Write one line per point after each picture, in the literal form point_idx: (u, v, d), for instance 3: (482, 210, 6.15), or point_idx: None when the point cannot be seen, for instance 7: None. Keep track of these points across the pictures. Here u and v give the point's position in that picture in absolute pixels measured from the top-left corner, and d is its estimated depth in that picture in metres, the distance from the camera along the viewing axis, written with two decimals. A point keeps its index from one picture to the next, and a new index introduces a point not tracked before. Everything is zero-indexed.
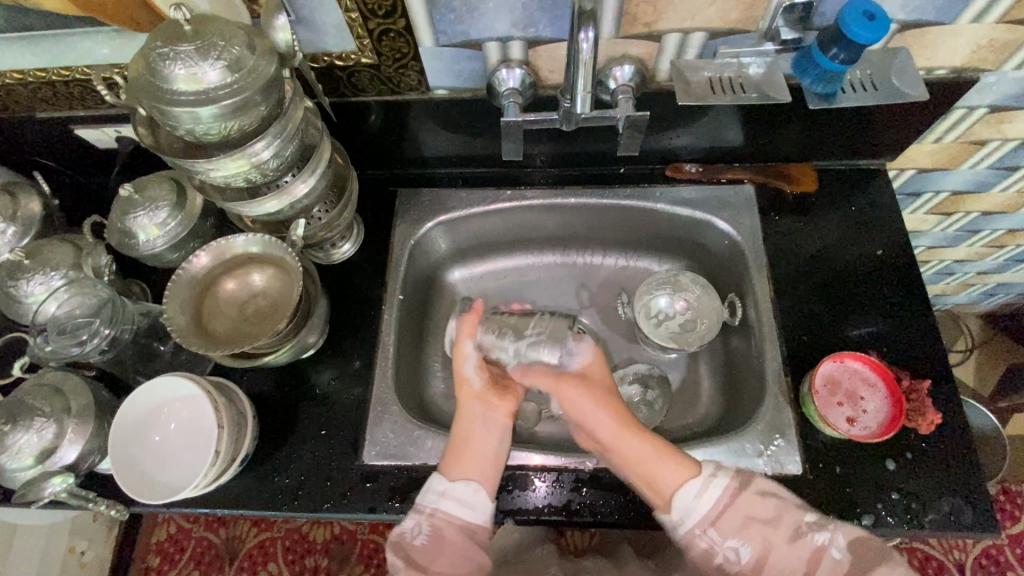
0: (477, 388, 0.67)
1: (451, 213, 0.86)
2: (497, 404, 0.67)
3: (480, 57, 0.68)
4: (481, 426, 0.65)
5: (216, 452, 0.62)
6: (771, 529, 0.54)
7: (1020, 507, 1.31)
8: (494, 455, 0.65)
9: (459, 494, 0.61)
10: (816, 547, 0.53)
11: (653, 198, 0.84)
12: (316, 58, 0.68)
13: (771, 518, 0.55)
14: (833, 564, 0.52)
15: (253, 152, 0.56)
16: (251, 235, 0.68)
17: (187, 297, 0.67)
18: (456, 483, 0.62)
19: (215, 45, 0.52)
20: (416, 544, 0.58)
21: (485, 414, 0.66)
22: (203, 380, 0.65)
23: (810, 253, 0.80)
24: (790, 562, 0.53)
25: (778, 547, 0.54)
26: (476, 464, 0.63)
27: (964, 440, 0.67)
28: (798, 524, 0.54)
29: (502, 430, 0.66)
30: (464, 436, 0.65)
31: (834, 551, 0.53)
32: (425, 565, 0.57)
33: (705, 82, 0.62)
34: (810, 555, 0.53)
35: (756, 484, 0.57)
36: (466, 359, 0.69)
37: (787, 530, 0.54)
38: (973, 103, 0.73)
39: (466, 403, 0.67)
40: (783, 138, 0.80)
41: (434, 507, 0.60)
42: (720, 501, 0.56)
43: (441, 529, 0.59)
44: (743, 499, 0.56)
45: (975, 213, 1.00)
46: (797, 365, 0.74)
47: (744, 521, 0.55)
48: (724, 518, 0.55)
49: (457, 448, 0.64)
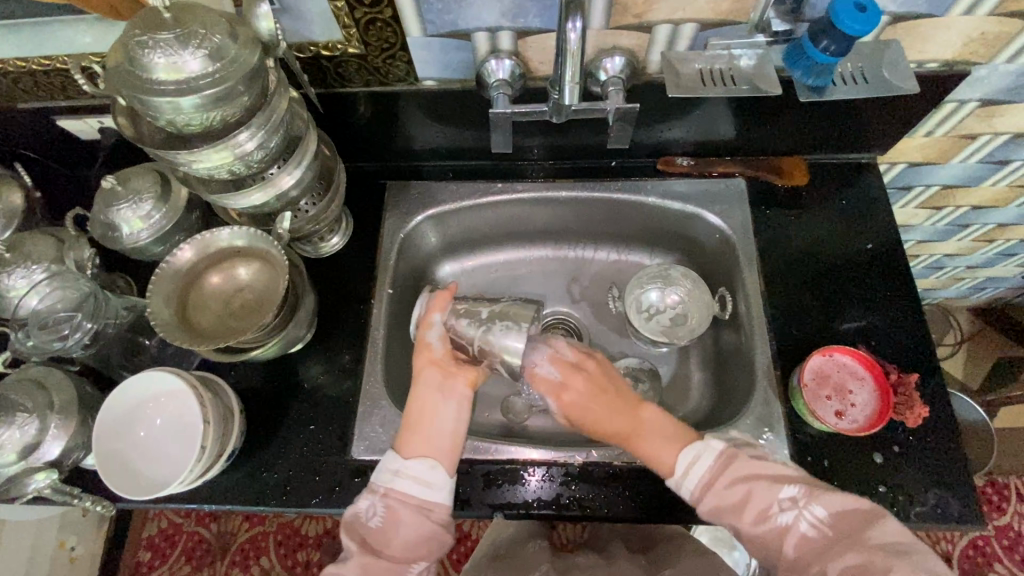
0: (436, 357, 0.65)
1: (441, 207, 0.86)
2: (455, 374, 0.65)
3: (469, 48, 0.67)
4: (437, 401, 0.63)
5: (202, 447, 0.61)
6: (735, 514, 0.55)
7: (1006, 499, 1.33)
8: (452, 429, 0.62)
9: (414, 472, 0.60)
10: (781, 526, 0.53)
11: (645, 191, 0.84)
12: (301, 47, 0.67)
13: (741, 501, 0.55)
14: (800, 540, 0.52)
15: (237, 143, 0.55)
16: (236, 228, 0.67)
17: (172, 290, 0.66)
18: (411, 461, 0.60)
19: (196, 34, 0.51)
20: (372, 526, 0.57)
21: (444, 385, 0.64)
22: (189, 375, 0.64)
23: (800, 247, 0.80)
24: (759, 538, 0.54)
25: (749, 521, 0.54)
26: (431, 441, 0.61)
27: (951, 433, 0.68)
28: (765, 506, 0.54)
29: (460, 403, 0.63)
30: (419, 409, 0.63)
31: (802, 528, 0.52)
32: (380, 548, 0.57)
33: (697, 74, 0.62)
34: (774, 532, 0.53)
35: (736, 467, 0.57)
36: (431, 329, 0.66)
37: (752, 513, 0.54)
38: (965, 96, 0.73)
39: (424, 371, 0.65)
40: (775, 131, 0.79)
41: (388, 487, 0.59)
42: (704, 476, 0.57)
43: (396, 508, 0.58)
44: (718, 484, 0.56)
45: (966, 207, 1.00)
46: (786, 359, 0.74)
47: (717, 503, 0.56)
48: (713, 491, 0.56)
49: (413, 423, 0.62)
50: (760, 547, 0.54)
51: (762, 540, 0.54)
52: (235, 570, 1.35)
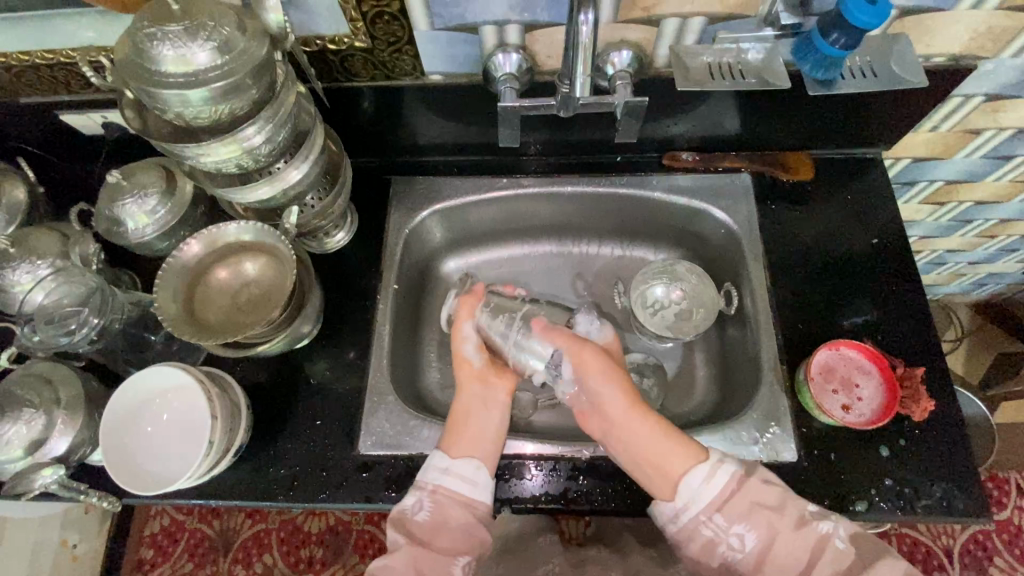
0: (476, 368, 0.70)
1: (446, 203, 0.86)
2: (495, 381, 0.69)
3: (476, 42, 0.66)
4: (481, 406, 0.67)
5: (210, 443, 0.61)
6: (776, 515, 0.55)
7: (1007, 493, 1.34)
8: (495, 431, 0.66)
9: (461, 472, 0.62)
10: (820, 535, 0.54)
11: (650, 186, 0.84)
12: (307, 41, 0.66)
13: (776, 508, 0.55)
14: (838, 552, 0.53)
15: (245, 137, 0.55)
16: (243, 223, 0.67)
17: (178, 285, 0.65)
18: (458, 462, 0.63)
19: (204, 25, 0.51)
20: (418, 520, 0.59)
21: (486, 392, 0.68)
22: (196, 370, 0.64)
23: (805, 242, 0.80)
24: (795, 551, 0.53)
25: (782, 532, 0.54)
26: (477, 443, 0.65)
27: (956, 426, 0.68)
28: (801, 513, 0.55)
29: (502, 409, 0.68)
30: (463, 414, 0.66)
31: (839, 540, 0.53)
32: (426, 541, 0.58)
33: (705, 67, 0.62)
34: (814, 544, 0.53)
35: (760, 474, 0.58)
36: (466, 340, 0.70)
37: (790, 519, 0.54)
38: (970, 91, 0.73)
39: (466, 382, 0.69)
40: (782, 126, 0.79)
41: (436, 485, 0.61)
42: (728, 483, 0.57)
43: (444, 505, 0.60)
44: (747, 488, 0.56)
45: (968, 203, 1.00)
46: (792, 354, 0.74)
47: (746, 507, 0.55)
48: (730, 503, 0.56)
49: (458, 426, 0.66)
50: (790, 559, 0.53)
51: (799, 547, 0.53)
52: (238, 567, 1.35)
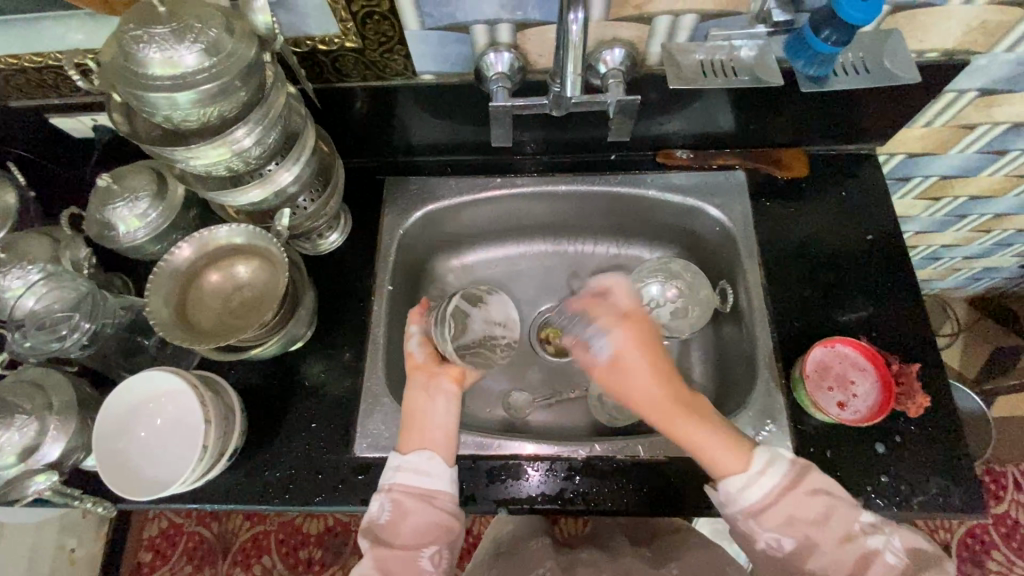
0: (420, 362, 0.70)
1: (440, 203, 0.85)
2: (439, 373, 0.68)
3: (468, 41, 0.66)
4: (425, 399, 0.66)
5: (203, 447, 0.61)
6: (819, 527, 0.52)
7: (1004, 487, 1.34)
8: (446, 422, 0.65)
9: (415, 466, 0.61)
10: (869, 549, 0.52)
11: (645, 184, 0.84)
12: (298, 41, 0.66)
13: (822, 517, 0.53)
14: (886, 568, 0.51)
15: (235, 139, 0.55)
16: (234, 226, 0.66)
17: (170, 289, 0.65)
18: (410, 455, 0.62)
19: (191, 28, 0.50)
20: (382, 521, 0.58)
21: (431, 386, 0.67)
22: (189, 374, 0.64)
23: (800, 239, 0.80)
24: (835, 560, 0.52)
25: (824, 543, 0.52)
26: (428, 435, 0.64)
27: (951, 422, 0.68)
28: (850, 526, 0.52)
29: (448, 398, 0.67)
30: (411, 410, 0.66)
31: (890, 555, 0.51)
32: (390, 541, 0.57)
33: (697, 65, 0.61)
34: (861, 557, 0.51)
35: (812, 479, 0.55)
36: (410, 339, 0.72)
37: (834, 532, 0.52)
38: (964, 86, 0.73)
39: (412, 380, 0.69)
40: (776, 122, 0.79)
41: (392, 482, 0.60)
42: (773, 490, 0.54)
43: (402, 501, 0.58)
44: (794, 497, 0.53)
45: (964, 198, 1.00)
46: (788, 351, 0.74)
47: (790, 514, 0.53)
48: (771, 511, 0.53)
49: (407, 422, 0.65)
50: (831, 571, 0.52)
51: (838, 559, 0.52)
52: (237, 570, 1.35)
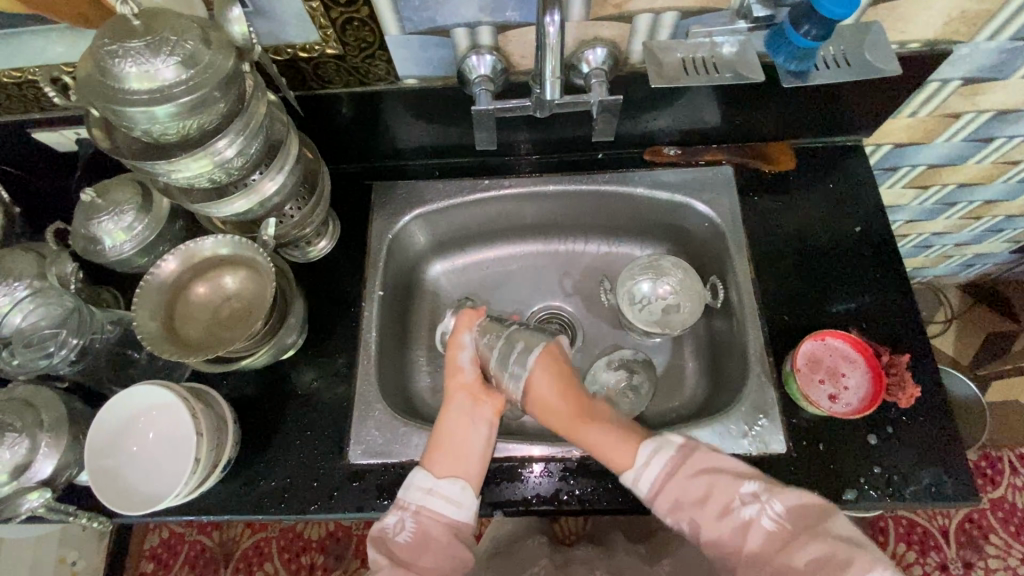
0: (467, 383, 0.68)
1: (429, 207, 0.85)
2: (485, 400, 0.68)
3: (449, 45, 0.66)
4: (468, 424, 0.66)
5: (196, 459, 0.61)
6: (696, 508, 0.56)
7: (1001, 472, 1.35)
8: (481, 450, 0.65)
9: (446, 492, 0.62)
10: (744, 520, 0.54)
11: (633, 181, 0.84)
12: (278, 49, 0.66)
13: (702, 495, 0.56)
14: (762, 535, 0.52)
15: (217, 150, 0.54)
16: (220, 237, 0.66)
17: (158, 303, 0.64)
18: (443, 481, 0.62)
19: (167, 40, 0.50)
20: (399, 541, 0.59)
21: (473, 412, 0.67)
22: (179, 388, 0.63)
23: (789, 232, 0.80)
24: (721, 536, 0.54)
25: (707, 516, 0.55)
26: (461, 461, 0.64)
27: (942, 412, 0.68)
28: (728, 499, 0.55)
29: (489, 427, 0.67)
30: (448, 431, 0.65)
31: (763, 522, 0.53)
32: (409, 562, 0.58)
33: (679, 63, 0.61)
34: (736, 528, 0.54)
35: (693, 461, 0.58)
36: (462, 351, 0.69)
37: (714, 507, 0.55)
38: (948, 76, 0.73)
39: (456, 396, 0.67)
40: (761, 117, 0.79)
41: (420, 505, 0.61)
42: (660, 476, 0.59)
43: (426, 526, 0.60)
44: (675, 479, 0.58)
45: (952, 185, 1.00)
46: (779, 345, 0.74)
47: (676, 497, 0.57)
48: (664, 491, 0.58)
49: (443, 444, 0.65)
50: (719, 542, 0.54)
51: (725, 534, 0.54)
52: None
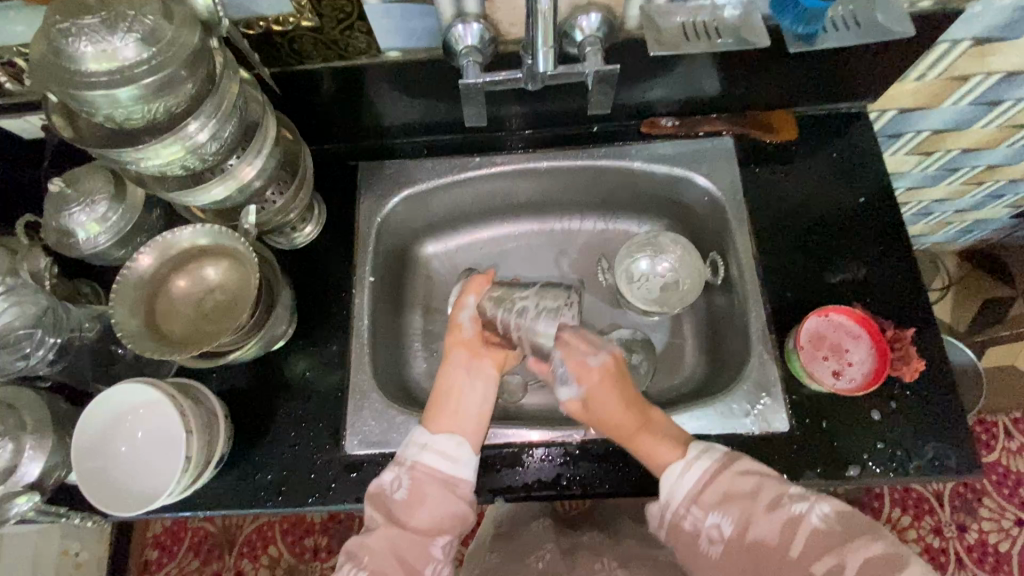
0: (466, 338, 0.68)
1: (419, 186, 0.83)
2: (484, 354, 0.68)
3: (433, 13, 0.61)
4: (467, 378, 0.66)
5: (187, 457, 0.59)
6: (749, 501, 0.52)
7: (995, 436, 1.37)
8: (478, 411, 0.65)
9: (441, 447, 0.61)
10: (794, 516, 0.50)
11: (630, 155, 0.81)
12: (250, 23, 0.61)
13: (751, 490, 0.53)
14: (812, 534, 0.49)
15: (188, 134, 0.51)
16: (197, 226, 0.62)
17: (136, 298, 0.60)
18: (438, 437, 0.62)
19: (123, 16, 0.45)
20: (397, 498, 0.59)
21: (473, 365, 0.67)
22: (165, 385, 0.61)
23: (791, 205, 0.78)
24: (766, 536, 0.50)
25: (758, 516, 0.51)
26: (459, 416, 0.64)
27: (946, 385, 0.67)
28: (775, 495, 0.52)
29: (488, 384, 0.67)
30: (449, 386, 0.66)
31: (815, 519, 0.50)
32: (405, 520, 0.57)
33: (679, 28, 0.57)
34: (787, 523, 0.50)
35: (741, 462, 0.55)
36: (465, 313, 0.70)
37: (762, 502, 0.52)
38: (959, 36, 0.69)
39: (455, 354, 0.68)
40: (763, 85, 0.76)
41: (416, 459, 0.61)
42: (704, 475, 0.55)
43: (421, 483, 0.59)
44: (722, 477, 0.54)
45: (955, 151, 0.98)
46: (782, 321, 0.72)
47: (722, 492, 0.54)
48: (708, 490, 0.54)
49: (442, 401, 0.65)
50: (768, 544, 0.50)
51: (776, 535, 0.50)
52: (244, 561, 1.36)
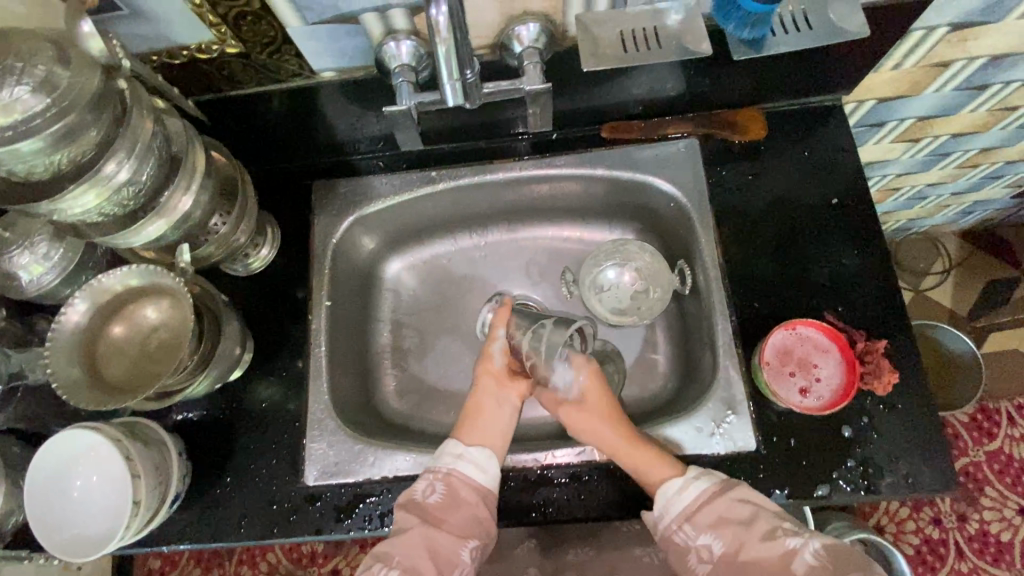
0: (495, 368, 0.71)
1: (374, 205, 0.80)
2: (510, 385, 0.71)
3: (362, 32, 0.58)
4: (492, 402, 0.69)
5: (136, 501, 0.59)
6: (744, 528, 0.54)
7: (998, 424, 1.32)
8: (505, 429, 0.68)
9: (473, 458, 0.64)
10: (788, 549, 0.52)
11: (592, 162, 0.78)
12: (173, 52, 0.59)
13: (747, 518, 0.55)
14: (805, 568, 0.51)
15: (107, 176, 0.49)
16: (126, 268, 0.60)
17: (71, 346, 0.59)
18: (472, 447, 0.64)
19: (11, 68, 0.43)
20: (431, 502, 0.60)
21: (500, 394, 0.70)
22: (109, 429, 0.60)
23: (760, 208, 0.74)
24: (761, 558, 0.52)
25: (749, 539, 0.53)
26: (487, 435, 0.66)
27: (922, 397, 0.64)
28: (772, 526, 0.54)
29: (512, 408, 0.69)
30: (477, 405, 0.69)
31: (807, 556, 0.51)
32: (441, 520, 0.59)
33: (617, 39, 0.54)
34: (780, 555, 0.52)
35: (738, 490, 0.57)
36: (494, 342, 0.72)
37: (759, 531, 0.53)
38: (933, 22, 0.64)
39: (483, 379, 0.71)
40: (726, 84, 0.71)
41: (451, 469, 0.63)
42: (701, 496, 0.58)
43: (456, 489, 0.61)
44: (721, 500, 0.57)
45: (945, 137, 0.92)
46: (749, 334, 0.69)
47: (720, 514, 0.56)
48: (701, 512, 0.57)
49: (472, 417, 0.68)
50: (757, 567, 0.52)
51: (766, 561, 0.52)
52: (244, 568, 1.39)
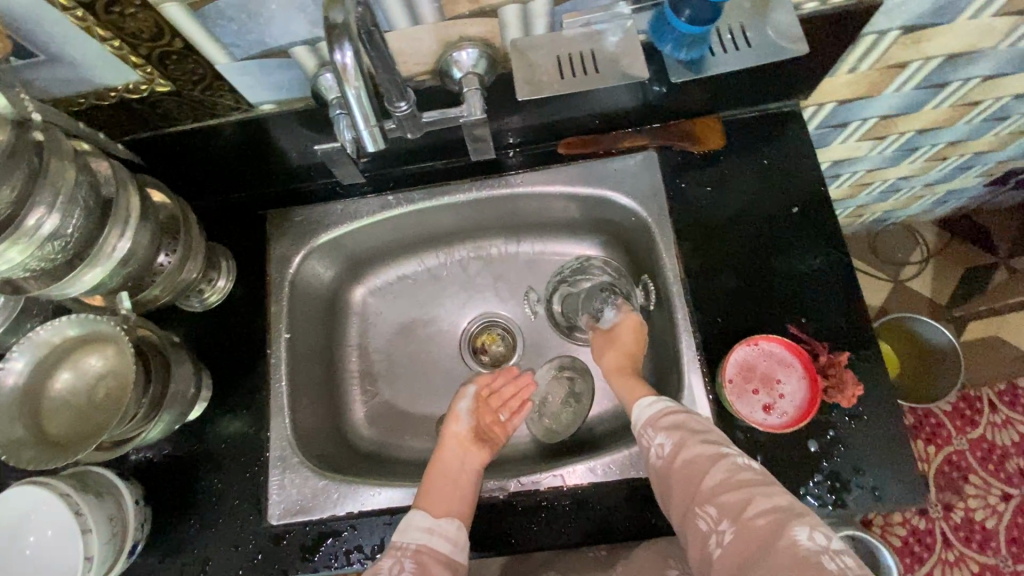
0: (460, 434, 0.71)
1: (332, 232, 0.79)
2: (473, 450, 0.71)
3: (294, 65, 0.56)
4: (456, 465, 0.68)
5: (88, 559, 0.58)
6: (693, 432, 0.55)
7: (980, 411, 1.32)
8: (472, 489, 0.66)
9: (446, 531, 0.61)
10: (722, 455, 0.53)
11: (550, 180, 0.77)
12: (102, 94, 0.57)
13: (700, 429, 0.56)
14: (732, 471, 0.51)
15: (29, 230, 0.47)
16: (59, 320, 0.59)
17: (10, 403, 0.57)
18: (443, 520, 0.61)
19: None
20: None
21: (463, 459, 0.69)
22: (56, 483, 0.59)
23: (722, 219, 0.73)
24: (695, 460, 0.53)
25: (691, 441, 0.55)
26: (454, 503, 0.63)
27: (887, 407, 0.64)
28: (719, 438, 0.55)
29: (478, 472, 0.68)
30: (438, 470, 0.67)
31: (741, 463, 0.52)
32: None
33: (554, 64, 0.52)
34: (711, 457, 0.53)
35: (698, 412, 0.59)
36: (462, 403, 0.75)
37: (703, 438, 0.55)
38: (884, 26, 0.63)
39: (448, 445, 0.70)
40: (681, 95, 0.70)
41: (420, 544, 0.60)
42: (665, 409, 0.60)
43: (427, 564, 0.58)
44: (683, 413, 0.58)
45: (910, 133, 0.91)
46: (713, 349, 0.68)
47: (677, 421, 0.57)
48: (665, 417, 0.58)
49: (432, 484, 0.65)
50: (689, 469, 0.53)
51: (698, 463, 0.53)
52: None
